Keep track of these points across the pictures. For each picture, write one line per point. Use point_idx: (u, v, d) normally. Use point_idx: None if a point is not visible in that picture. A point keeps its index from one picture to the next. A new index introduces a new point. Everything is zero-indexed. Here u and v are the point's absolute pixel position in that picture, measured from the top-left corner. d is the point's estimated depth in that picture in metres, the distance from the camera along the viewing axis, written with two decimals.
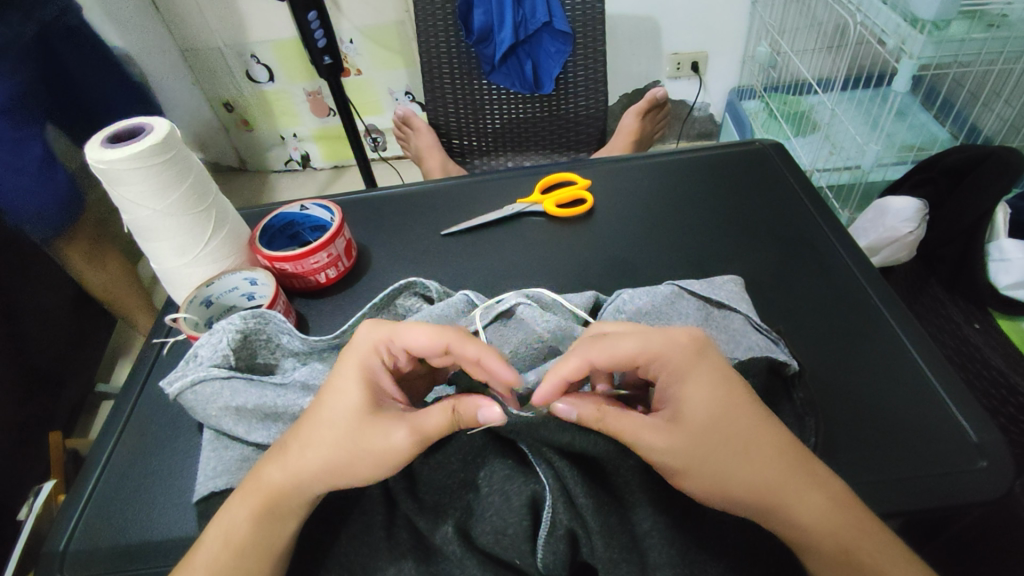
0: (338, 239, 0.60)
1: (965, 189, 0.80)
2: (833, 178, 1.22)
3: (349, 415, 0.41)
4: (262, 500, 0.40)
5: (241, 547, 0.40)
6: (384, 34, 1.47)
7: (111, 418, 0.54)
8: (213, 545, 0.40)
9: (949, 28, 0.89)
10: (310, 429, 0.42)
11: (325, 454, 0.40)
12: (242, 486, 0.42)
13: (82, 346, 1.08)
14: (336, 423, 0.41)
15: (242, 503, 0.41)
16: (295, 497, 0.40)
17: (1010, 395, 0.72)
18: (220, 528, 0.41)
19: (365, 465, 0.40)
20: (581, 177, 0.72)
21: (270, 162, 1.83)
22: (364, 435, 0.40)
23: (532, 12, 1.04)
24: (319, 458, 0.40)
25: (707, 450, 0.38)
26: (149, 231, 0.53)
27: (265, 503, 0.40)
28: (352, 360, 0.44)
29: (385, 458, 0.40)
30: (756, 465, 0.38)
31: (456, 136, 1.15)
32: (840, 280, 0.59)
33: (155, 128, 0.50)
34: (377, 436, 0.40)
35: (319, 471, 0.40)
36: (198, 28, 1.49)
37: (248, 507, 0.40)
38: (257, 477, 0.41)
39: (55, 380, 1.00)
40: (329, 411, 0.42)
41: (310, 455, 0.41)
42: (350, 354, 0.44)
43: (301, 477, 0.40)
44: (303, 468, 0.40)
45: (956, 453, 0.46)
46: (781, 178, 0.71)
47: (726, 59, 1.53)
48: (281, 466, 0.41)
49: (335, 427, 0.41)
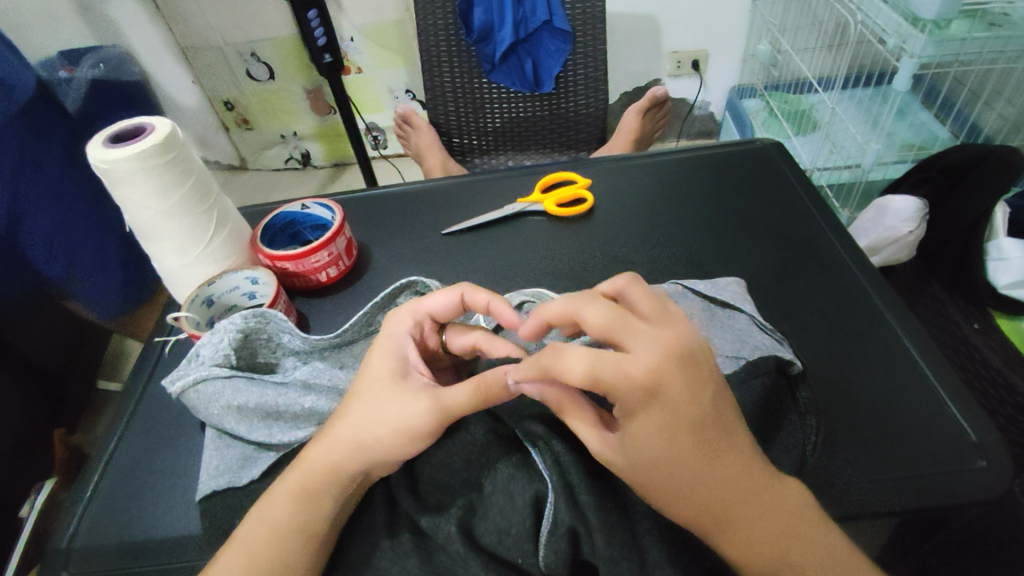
0: (339, 239, 0.60)
1: (966, 188, 0.80)
2: (832, 177, 1.22)
3: (374, 390, 0.44)
4: (303, 483, 0.41)
5: (282, 536, 0.39)
6: (384, 32, 1.47)
7: (114, 417, 0.54)
8: (248, 542, 0.40)
9: (950, 27, 0.89)
10: (342, 409, 0.44)
11: (354, 427, 0.42)
12: (286, 473, 0.43)
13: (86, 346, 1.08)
14: (365, 400, 0.44)
15: (286, 482, 0.42)
16: (329, 480, 0.41)
17: (1009, 395, 0.73)
18: (252, 521, 0.41)
19: (391, 439, 0.41)
20: (582, 177, 0.72)
21: (269, 161, 1.83)
22: (393, 406, 0.42)
23: (532, 10, 1.03)
24: (347, 434, 0.42)
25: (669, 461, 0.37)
26: (152, 231, 0.53)
27: (305, 486, 0.41)
28: (381, 344, 0.47)
29: (411, 427, 0.41)
30: (719, 471, 0.37)
31: (457, 134, 1.15)
32: (839, 279, 0.59)
33: (156, 129, 0.50)
34: (404, 404, 0.42)
35: (348, 448, 0.42)
36: (197, 26, 1.49)
37: (292, 491, 0.41)
38: (302, 460, 0.42)
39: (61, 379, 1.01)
40: (360, 393, 0.44)
41: (343, 436, 0.42)
42: (380, 338, 0.47)
43: (333, 457, 0.41)
44: (337, 448, 0.42)
45: (955, 453, 0.46)
46: (781, 177, 0.71)
47: (726, 57, 1.53)
48: (317, 446, 0.43)
49: (367, 406, 0.43)
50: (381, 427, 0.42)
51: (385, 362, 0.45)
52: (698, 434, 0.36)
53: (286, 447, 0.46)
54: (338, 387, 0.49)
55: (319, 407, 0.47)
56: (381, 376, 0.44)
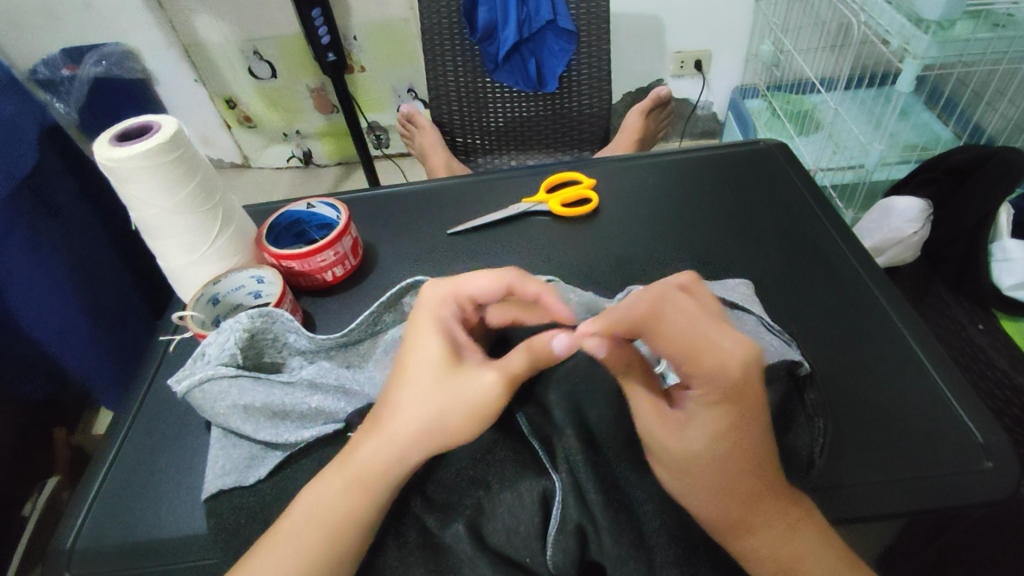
0: (345, 238, 0.60)
1: (971, 188, 0.80)
2: (836, 177, 1.20)
3: (432, 371, 0.42)
4: (355, 475, 0.40)
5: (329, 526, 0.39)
6: (387, 31, 1.47)
7: (118, 416, 0.54)
8: (287, 538, 0.39)
9: (955, 28, 0.89)
10: (396, 390, 0.42)
11: (415, 409, 0.41)
12: (336, 460, 0.41)
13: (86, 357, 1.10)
14: (420, 380, 0.42)
15: (338, 472, 0.40)
16: (388, 467, 0.40)
17: (1013, 396, 0.73)
18: (295, 514, 0.40)
19: (457, 418, 0.40)
20: (587, 176, 0.72)
21: (271, 160, 1.83)
22: (455, 386, 0.41)
23: (536, 10, 1.03)
24: (408, 419, 0.41)
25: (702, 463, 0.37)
26: (158, 229, 0.53)
27: (359, 476, 0.40)
28: (428, 321, 0.45)
29: (479, 405, 0.41)
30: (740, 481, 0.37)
31: (460, 133, 1.14)
32: (846, 280, 0.59)
33: (162, 127, 0.50)
34: (464, 382, 0.41)
35: (410, 431, 0.40)
36: (200, 25, 1.49)
37: (344, 481, 0.40)
38: (356, 448, 0.41)
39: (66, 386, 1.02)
40: (415, 375, 0.42)
41: (406, 422, 0.41)
42: (425, 315, 0.45)
43: (395, 446, 0.40)
44: (400, 434, 0.40)
45: (962, 454, 0.46)
46: (786, 178, 0.71)
47: (729, 57, 1.53)
48: (376, 434, 0.41)
49: (426, 388, 0.42)
50: (445, 406, 0.41)
51: (437, 341, 0.44)
52: (746, 441, 0.37)
53: (294, 445, 0.46)
54: (344, 386, 0.49)
55: (325, 406, 0.47)
56: (436, 355, 0.43)
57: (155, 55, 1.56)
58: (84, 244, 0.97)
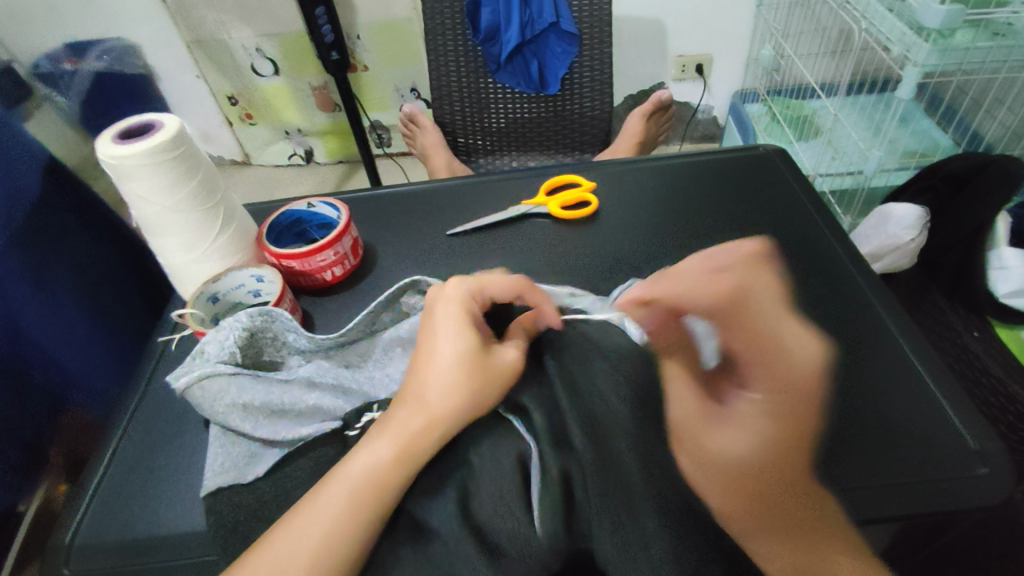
0: (345, 238, 0.61)
1: (969, 196, 0.80)
2: (835, 183, 1.20)
3: (459, 348, 0.45)
4: (398, 446, 0.41)
5: (356, 514, 0.39)
6: (389, 30, 1.47)
7: (118, 413, 0.55)
8: (314, 525, 0.39)
9: (955, 37, 0.89)
10: (427, 370, 0.45)
11: (452, 383, 0.43)
12: (372, 435, 0.43)
13: None
14: (450, 360, 0.44)
15: (382, 442, 0.42)
16: (429, 438, 0.42)
17: (1008, 403, 0.73)
18: (321, 499, 0.40)
19: (491, 388, 0.43)
20: (587, 180, 0.73)
21: (272, 157, 1.83)
22: (485, 362, 0.44)
23: (539, 11, 1.04)
24: (440, 392, 0.43)
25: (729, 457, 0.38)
26: (159, 227, 0.54)
27: (404, 446, 0.41)
28: (452, 306, 0.48)
29: (501, 380, 0.44)
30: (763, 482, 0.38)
31: (461, 134, 1.15)
32: (843, 286, 0.59)
33: (166, 125, 0.50)
34: (491, 358, 0.45)
35: (452, 403, 0.43)
36: (202, 21, 1.49)
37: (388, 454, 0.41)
38: (399, 420, 0.43)
39: None
40: (442, 352, 0.45)
41: (437, 394, 0.43)
42: (448, 300, 0.48)
43: (428, 417, 0.42)
44: (433, 406, 0.43)
45: (957, 460, 0.46)
46: (785, 183, 0.71)
47: (731, 62, 1.54)
48: (408, 408, 0.43)
49: (454, 364, 0.44)
50: (479, 377, 0.44)
51: (459, 323, 0.47)
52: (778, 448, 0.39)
53: (293, 443, 0.46)
54: (342, 384, 0.49)
55: (323, 404, 0.48)
56: (459, 337, 0.46)
57: (158, 51, 1.57)
58: (86, 240, 0.92)
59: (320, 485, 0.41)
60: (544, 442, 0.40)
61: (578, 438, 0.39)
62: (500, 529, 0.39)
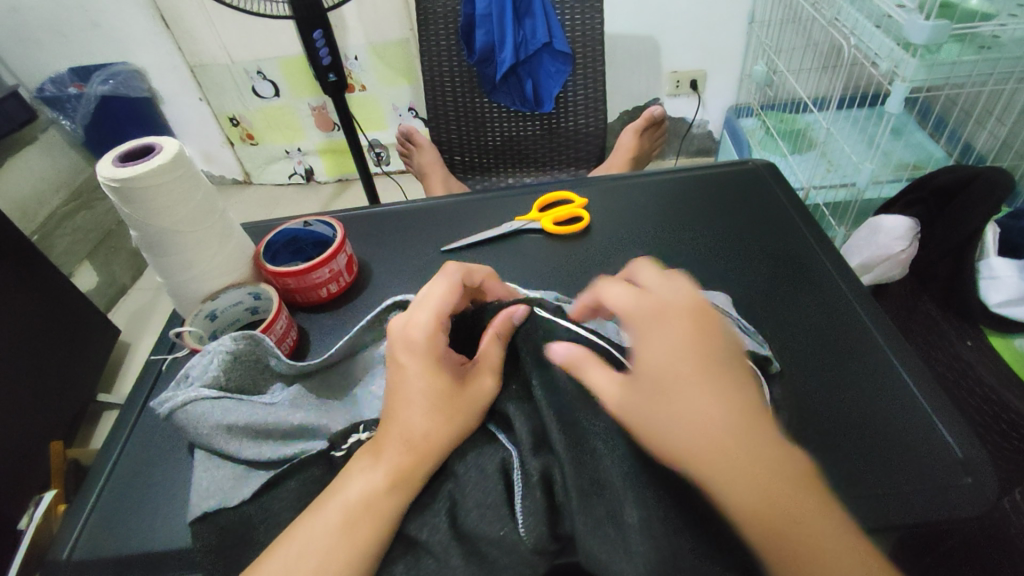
0: (340, 255, 0.62)
1: (953, 211, 0.81)
2: (829, 196, 1.21)
3: (430, 384, 0.44)
4: (392, 475, 0.42)
5: (348, 543, 0.39)
6: (388, 51, 1.50)
7: (116, 430, 0.55)
8: (310, 555, 0.39)
9: (941, 52, 0.91)
10: (401, 409, 0.44)
11: (429, 419, 0.43)
12: (363, 461, 0.43)
13: (73, 384, 1.20)
14: (423, 398, 0.44)
15: (376, 468, 0.42)
16: (416, 465, 0.42)
17: (1002, 411, 0.74)
18: (311, 527, 0.40)
19: (468, 417, 0.44)
20: (579, 196, 0.74)
21: (273, 176, 1.85)
22: (460, 392, 0.44)
23: (532, 32, 1.04)
24: (413, 424, 0.43)
25: (684, 441, 0.39)
26: (157, 248, 0.54)
27: (396, 474, 0.42)
28: (407, 347, 0.46)
29: (476, 403, 0.44)
30: (781, 456, 0.39)
31: (458, 152, 1.17)
32: (829, 296, 0.60)
33: (165, 148, 0.52)
34: (466, 387, 0.45)
35: (431, 433, 0.43)
36: (204, 44, 1.53)
37: (376, 485, 0.41)
38: (387, 451, 0.43)
39: (47, 408, 1.12)
40: (411, 393, 0.44)
41: (415, 428, 0.43)
42: (402, 343, 0.46)
43: (414, 450, 0.42)
44: (416, 438, 0.43)
45: (942, 469, 0.46)
46: (773, 197, 0.72)
47: (724, 78, 1.56)
48: (388, 440, 0.43)
49: (425, 401, 0.44)
50: (454, 409, 0.44)
51: (418, 359, 0.46)
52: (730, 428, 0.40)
53: (279, 464, 0.46)
54: (326, 404, 0.50)
55: (309, 423, 0.48)
56: (428, 376, 0.45)
57: (160, 75, 1.60)
58: None
59: (309, 510, 0.42)
60: (529, 451, 0.42)
61: (558, 445, 0.40)
62: (486, 541, 0.40)
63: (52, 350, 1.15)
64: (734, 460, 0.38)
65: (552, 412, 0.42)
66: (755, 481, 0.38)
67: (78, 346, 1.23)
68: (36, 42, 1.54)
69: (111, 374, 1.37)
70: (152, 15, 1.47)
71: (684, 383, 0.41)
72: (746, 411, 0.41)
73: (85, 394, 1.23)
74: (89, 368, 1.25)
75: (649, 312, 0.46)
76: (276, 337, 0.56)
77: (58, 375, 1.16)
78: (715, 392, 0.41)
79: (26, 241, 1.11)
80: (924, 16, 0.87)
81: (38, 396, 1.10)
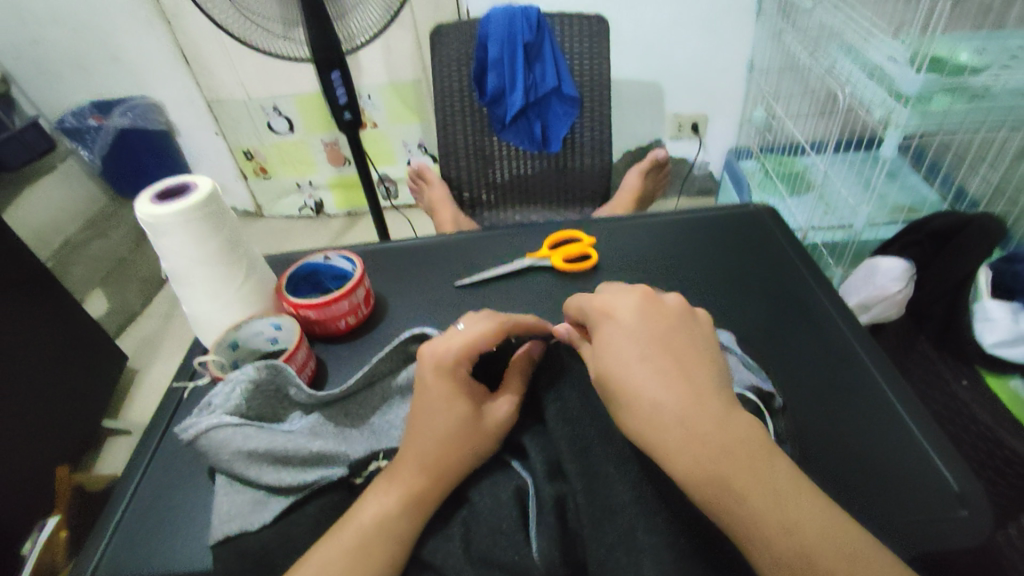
0: (359, 288, 0.64)
1: (948, 253, 0.84)
2: (826, 236, 1.26)
3: (454, 406, 0.46)
4: (405, 497, 0.43)
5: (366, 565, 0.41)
6: (400, 91, 1.57)
7: (138, 453, 0.57)
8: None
9: (933, 103, 0.94)
10: (419, 432, 0.46)
11: (446, 443, 0.45)
12: (380, 486, 0.45)
13: (81, 407, 1.21)
14: (445, 422, 0.46)
15: (388, 493, 0.44)
16: (430, 489, 0.44)
17: (996, 448, 0.76)
18: (328, 548, 0.42)
19: (484, 443, 0.46)
20: (587, 235, 0.77)
21: (285, 208, 1.90)
22: (477, 416, 0.46)
23: (541, 77, 1.09)
24: (432, 449, 0.45)
25: (638, 427, 0.42)
26: (185, 278, 0.57)
27: (409, 495, 0.43)
28: (436, 370, 0.48)
29: (494, 427, 0.46)
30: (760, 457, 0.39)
31: (467, 189, 1.20)
32: (828, 334, 0.62)
33: (200, 187, 0.55)
34: (483, 412, 0.47)
35: (449, 458, 0.45)
36: (223, 81, 1.59)
37: (395, 507, 0.43)
38: (399, 474, 0.45)
39: (54, 432, 1.13)
40: (432, 417, 0.46)
41: (432, 451, 0.45)
42: (432, 364, 0.48)
43: (431, 473, 0.44)
44: (434, 462, 0.44)
45: (937, 501, 0.48)
46: (773, 238, 0.75)
47: (725, 122, 1.61)
48: (406, 462, 0.45)
49: (445, 425, 0.46)
50: (471, 432, 0.46)
51: (444, 383, 0.47)
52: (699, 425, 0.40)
53: (298, 491, 0.48)
54: (343, 432, 0.52)
55: (327, 451, 0.49)
56: (455, 401, 0.47)
57: (179, 109, 1.66)
58: None
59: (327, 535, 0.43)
60: (544, 479, 0.43)
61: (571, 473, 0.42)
62: (500, 568, 0.40)
63: (62, 377, 1.17)
64: (675, 429, 0.40)
65: (567, 442, 0.44)
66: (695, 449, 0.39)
67: (88, 372, 1.24)
68: (63, 77, 1.61)
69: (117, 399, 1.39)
70: (175, 54, 1.54)
71: (629, 364, 0.44)
72: (698, 392, 0.42)
73: (92, 418, 1.24)
74: (97, 391, 1.27)
75: (597, 311, 0.49)
76: (296, 367, 0.58)
77: (67, 401, 1.17)
78: (660, 370, 0.43)
79: (43, 267, 1.14)
80: (915, 69, 0.92)
81: (46, 419, 1.11)
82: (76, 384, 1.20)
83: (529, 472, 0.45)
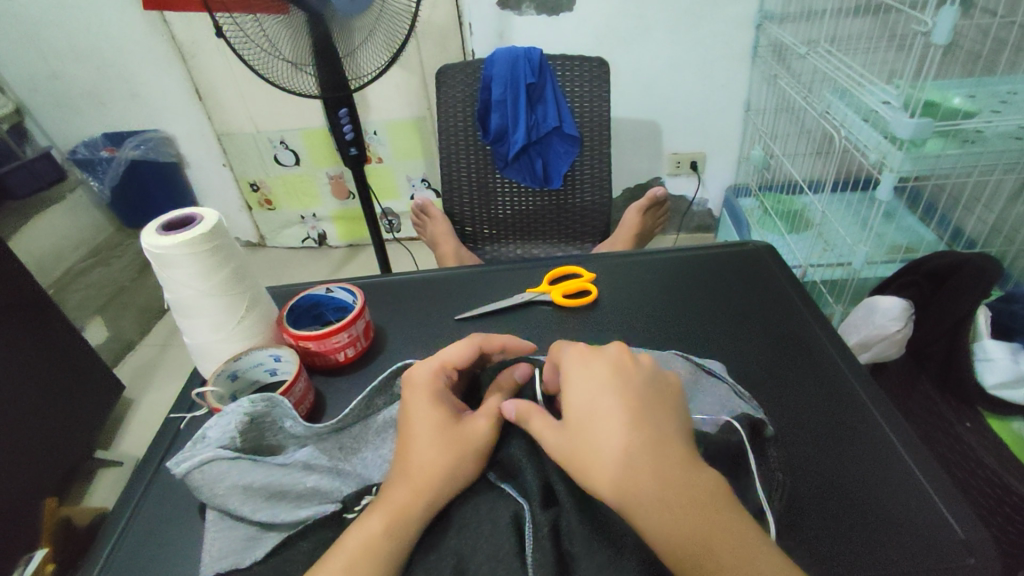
0: (359, 321, 0.64)
1: (947, 292, 0.84)
2: (826, 274, 1.24)
3: (433, 423, 0.48)
4: (386, 517, 0.43)
5: None
6: (406, 127, 1.60)
7: (131, 487, 0.56)
8: None
9: (925, 146, 0.96)
10: (410, 454, 0.47)
11: (429, 459, 0.46)
12: (370, 506, 0.44)
13: (72, 437, 1.20)
14: (423, 440, 0.47)
15: (372, 517, 0.43)
16: (416, 510, 0.43)
17: (1005, 494, 0.75)
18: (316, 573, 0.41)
19: (464, 458, 0.46)
20: (587, 271, 0.77)
21: (288, 239, 1.91)
22: (459, 431, 0.47)
23: (543, 117, 1.12)
24: (419, 470, 0.45)
25: (614, 484, 0.41)
26: (188, 309, 0.57)
27: (392, 517, 0.43)
28: (419, 389, 0.51)
29: (475, 439, 0.47)
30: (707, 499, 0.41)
31: (469, 223, 1.21)
32: (826, 372, 0.62)
33: (205, 219, 0.56)
34: (464, 428, 0.48)
35: (430, 473, 0.45)
36: (233, 116, 1.62)
37: (380, 522, 0.43)
38: (383, 498, 0.45)
39: (43, 463, 1.11)
40: (416, 434, 0.48)
41: (422, 467, 0.46)
42: (415, 386, 0.51)
43: (423, 490, 0.44)
44: (425, 482, 0.45)
45: (946, 549, 0.47)
46: (772, 276, 0.75)
47: (723, 160, 1.64)
48: (399, 484, 0.45)
49: (428, 438, 0.47)
50: (454, 443, 0.47)
51: (426, 402, 0.50)
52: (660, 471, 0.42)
53: (291, 527, 0.47)
54: (337, 466, 0.51)
55: (321, 486, 0.49)
56: (430, 414, 0.49)
57: (188, 142, 1.70)
58: None
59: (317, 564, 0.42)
60: (538, 504, 0.42)
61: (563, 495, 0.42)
62: None
63: (54, 407, 1.15)
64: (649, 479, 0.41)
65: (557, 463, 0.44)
66: (673, 517, 0.40)
67: (80, 405, 1.23)
68: (77, 111, 1.65)
69: (109, 431, 1.37)
70: (189, 90, 1.58)
71: (604, 432, 0.43)
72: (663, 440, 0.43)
73: (83, 449, 1.22)
74: (89, 422, 1.25)
75: (578, 360, 0.49)
76: (294, 400, 0.57)
77: (56, 433, 1.15)
78: (634, 437, 0.43)
79: (41, 299, 1.14)
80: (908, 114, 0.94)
81: (35, 451, 1.10)
82: (68, 415, 1.19)
83: (522, 493, 0.44)
